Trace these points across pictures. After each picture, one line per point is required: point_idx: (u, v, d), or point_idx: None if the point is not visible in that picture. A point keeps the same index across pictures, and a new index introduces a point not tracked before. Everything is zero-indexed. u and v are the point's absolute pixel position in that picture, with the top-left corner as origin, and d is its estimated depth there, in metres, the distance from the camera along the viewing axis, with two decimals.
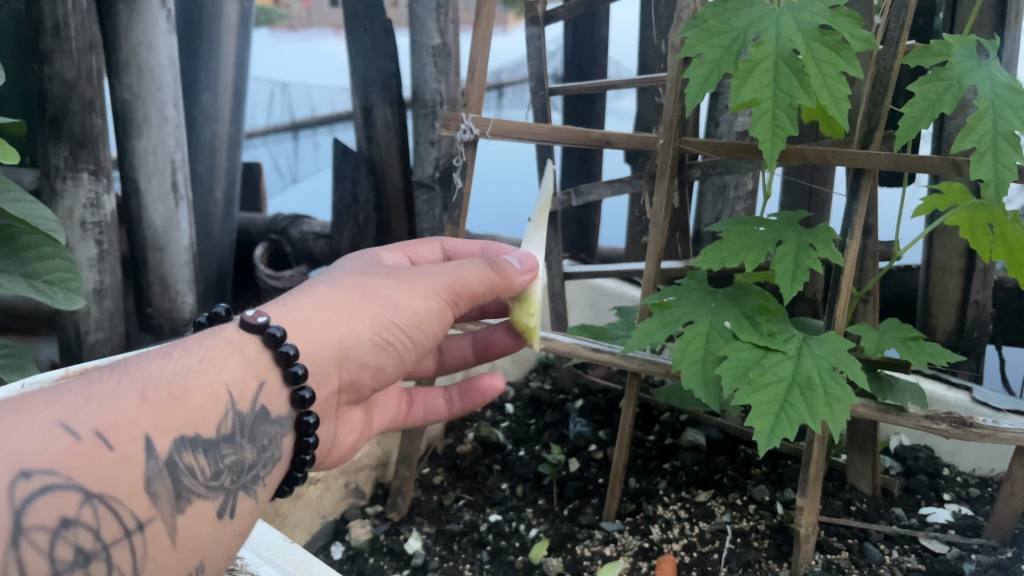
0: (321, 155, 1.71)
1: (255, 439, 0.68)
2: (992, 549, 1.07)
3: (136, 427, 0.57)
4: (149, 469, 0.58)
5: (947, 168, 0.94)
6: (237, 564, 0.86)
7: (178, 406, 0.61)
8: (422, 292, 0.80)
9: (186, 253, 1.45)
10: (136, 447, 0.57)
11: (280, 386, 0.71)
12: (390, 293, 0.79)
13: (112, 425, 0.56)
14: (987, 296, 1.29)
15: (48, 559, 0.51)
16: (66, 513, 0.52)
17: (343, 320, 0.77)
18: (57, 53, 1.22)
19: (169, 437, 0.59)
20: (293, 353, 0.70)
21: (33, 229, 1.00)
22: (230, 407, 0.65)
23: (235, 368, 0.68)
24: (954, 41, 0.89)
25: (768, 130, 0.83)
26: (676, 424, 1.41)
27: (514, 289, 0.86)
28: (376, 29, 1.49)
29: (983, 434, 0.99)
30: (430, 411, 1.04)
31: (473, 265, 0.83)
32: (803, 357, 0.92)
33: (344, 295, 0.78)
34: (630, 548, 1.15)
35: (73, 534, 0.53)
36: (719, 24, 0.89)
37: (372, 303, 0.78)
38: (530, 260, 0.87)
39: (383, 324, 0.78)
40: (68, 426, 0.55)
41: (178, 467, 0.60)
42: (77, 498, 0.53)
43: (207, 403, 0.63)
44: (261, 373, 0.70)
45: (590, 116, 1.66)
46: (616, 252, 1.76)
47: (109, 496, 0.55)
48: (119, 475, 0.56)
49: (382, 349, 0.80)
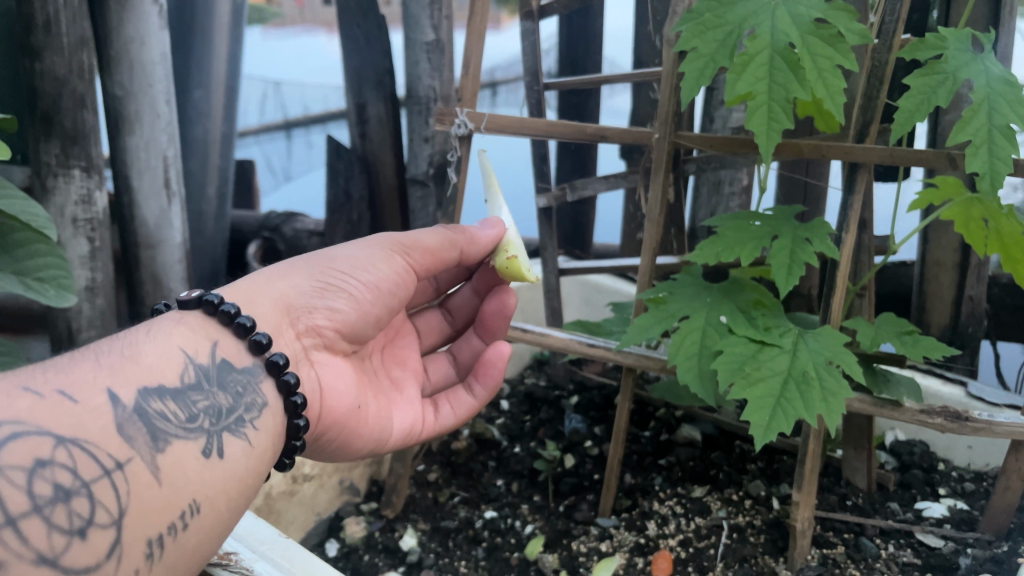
0: (313, 155, 1.68)
1: (226, 387, 0.73)
2: (988, 543, 1.07)
3: (97, 383, 0.63)
4: (119, 416, 0.62)
5: (943, 161, 0.94)
6: (231, 559, 0.84)
7: (133, 365, 0.67)
8: (362, 244, 0.92)
9: (179, 250, 1.44)
10: (99, 398, 0.62)
11: (235, 342, 0.77)
12: (328, 253, 0.91)
13: (72, 384, 0.61)
14: (982, 291, 1.29)
15: (28, 495, 0.53)
16: (39, 455, 0.55)
17: (284, 275, 0.88)
18: (48, 49, 1.21)
19: (132, 388, 0.65)
20: (235, 310, 0.78)
21: (23, 227, 0.99)
22: (188, 361, 0.72)
23: (183, 332, 0.74)
24: (949, 34, 0.89)
25: (763, 124, 0.83)
26: (672, 421, 1.41)
27: (475, 245, 0.96)
28: (369, 26, 1.48)
29: (978, 429, 0.99)
30: (456, 405, 1.09)
31: (430, 231, 0.96)
32: (798, 351, 0.91)
33: (285, 263, 0.90)
34: (626, 544, 1.14)
35: (51, 473, 0.55)
36: (714, 18, 0.88)
37: (310, 262, 0.90)
38: (492, 221, 0.97)
39: (320, 268, 0.89)
40: (29, 387, 0.59)
41: (148, 412, 0.64)
42: (49, 443, 0.56)
43: (162, 360, 0.69)
44: (212, 335, 0.76)
45: (585, 112, 1.66)
46: (610, 248, 1.74)
47: (82, 439, 0.58)
48: (89, 421, 0.60)
49: (327, 290, 0.88)
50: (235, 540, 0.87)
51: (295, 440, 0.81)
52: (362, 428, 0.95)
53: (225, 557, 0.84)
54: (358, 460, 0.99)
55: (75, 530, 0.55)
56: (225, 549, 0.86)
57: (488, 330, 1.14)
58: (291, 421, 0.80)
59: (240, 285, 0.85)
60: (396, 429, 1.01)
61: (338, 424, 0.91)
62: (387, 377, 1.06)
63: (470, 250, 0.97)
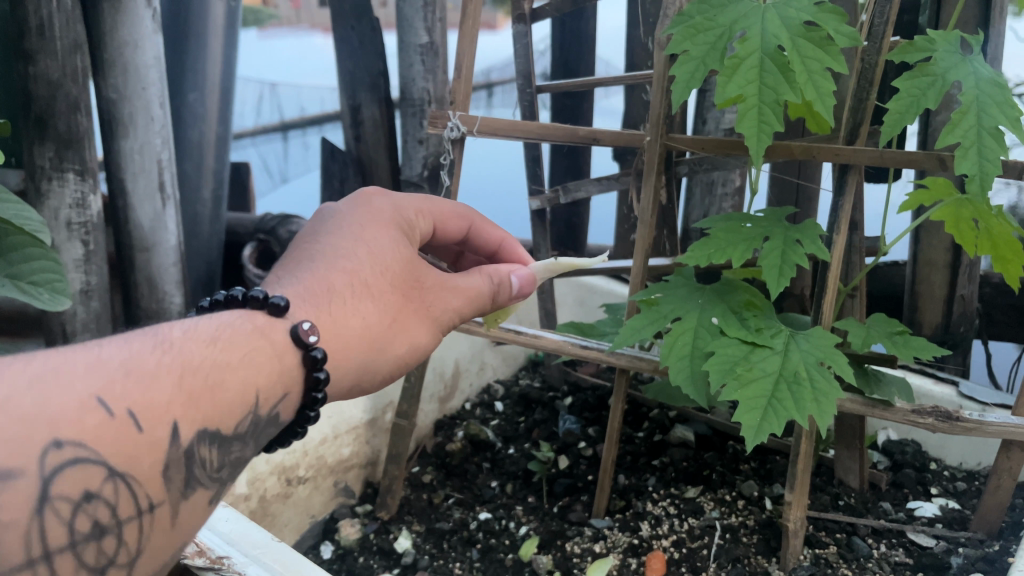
0: (310, 156, 1.71)
1: (261, 438, 0.65)
2: (979, 542, 1.07)
3: (168, 413, 0.54)
4: (170, 455, 0.55)
5: (933, 162, 0.95)
6: (223, 563, 0.85)
7: (209, 399, 0.58)
8: (434, 321, 0.84)
9: (174, 253, 1.44)
10: (163, 432, 0.54)
11: (298, 397, 0.69)
12: (416, 329, 0.81)
13: (147, 407, 0.53)
14: (973, 291, 1.31)
15: (67, 530, 0.49)
16: (88, 487, 0.50)
17: (376, 348, 0.77)
18: (42, 53, 1.22)
19: (195, 427, 0.57)
20: (324, 378, 0.69)
21: (17, 232, 0.99)
22: (253, 409, 0.63)
23: (271, 370, 0.65)
24: (937, 36, 0.89)
25: (754, 126, 0.83)
26: (665, 421, 1.42)
27: (500, 304, 0.93)
28: (363, 29, 1.50)
29: (969, 428, 0.99)
30: None
31: (480, 292, 0.88)
32: (789, 352, 0.92)
33: (383, 319, 0.77)
34: (620, 544, 1.15)
35: (93, 509, 0.50)
36: (704, 21, 0.88)
37: (401, 336, 0.80)
38: (527, 284, 0.92)
39: (402, 358, 0.81)
40: (104, 400, 0.51)
41: (193, 458, 0.57)
42: (101, 474, 0.50)
43: (235, 400, 0.60)
44: (288, 383, 0.67)
45: (578, 114, 1.67)
46: (605, 250, 1.77)
47: (131, 476, 0.52)
48: (143, 457, 0.53)
49: (387, 377, 0.82)
50: (227, 544, 0.88)
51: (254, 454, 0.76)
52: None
53: (217, 561, 0.84)
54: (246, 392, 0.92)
55: (98, 568, 0.51)
56: (217, 552, 0.86)
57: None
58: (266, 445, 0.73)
59: (337, 344, 0.72)
60: None
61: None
62: None
63: (492, 308, 0.93)
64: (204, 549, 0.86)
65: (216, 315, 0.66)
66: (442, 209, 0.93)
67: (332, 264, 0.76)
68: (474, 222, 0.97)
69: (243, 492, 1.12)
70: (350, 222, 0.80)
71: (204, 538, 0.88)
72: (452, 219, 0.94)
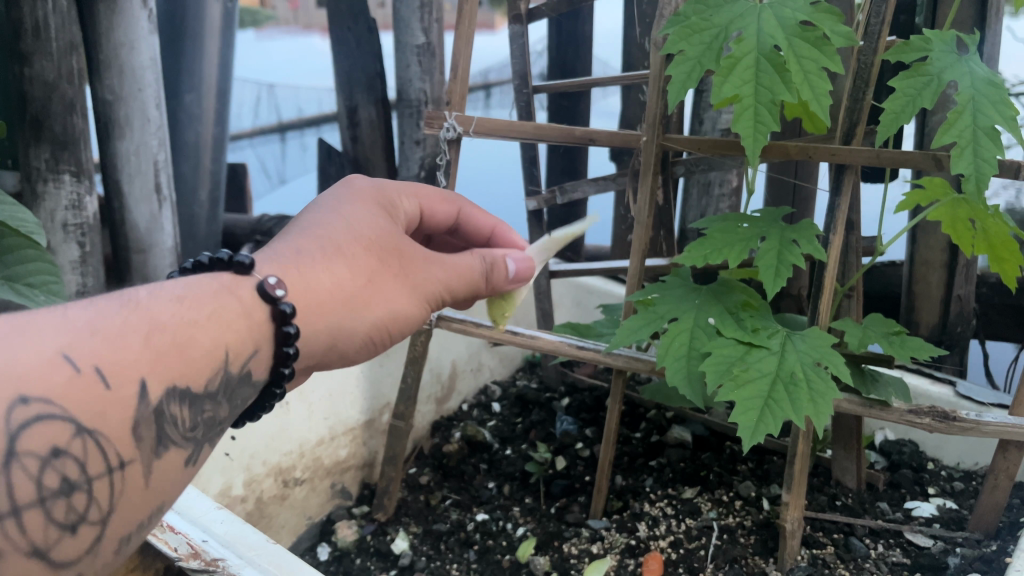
0: (308, 158, 1.71)
1: (234, 399, 0.65)
2: (977, 542, 1.07)
3: (135, 370, 0.54)
4: (139, 414, 0.55)
5: (929, 162, 0.94)
6: (218, 565, 0.84)
7: (177, 356, 0.58)
8: (415, 289, 0.82)
9: (170, 255, 1.45)
10: (131, 390, 0.54)
11: (270, 355, 0.68)
12: (396, 294, 0.80)
13: (113, 363, 0.53)
14: (971, 291, 1.30)
15: (35, 485, 0.49)
16: (56, 443, 0.49)
17: (350, 311, 0.75)
18: (38, 54, 1.21)
19: (164, 385, 0.56)
20: (294, 333, 0.68)
21: (12, 233, 0.99)
22: (222, 366, 0.62)
23: (240, 326, 0.64)
24: (933, 36, 0.89)
25: (750, 126, 0.83)
26: (662, 422, 1.42)
27: (496, 287, 0.92)
28: (360, 28, 1.49)
29: (966, 428, 0.99)
30: None
31: (469, 267, 0.87)
32: (786, 353, 0.92)
33: (358, 283, 0.76)
34: (617, 546, 1.14)
35: (61, 464, 0.50)
36: (699, 22, 0.88)
37: (378, 301, 0.78)
38: (523, 266, 0.93)
39: (380, 323, 0.79)
40: (70, 357, 0.51)
41: (164, 416, 0.57)
42: (69, 430, 0.50)
43: (202, 358, 0.60)
44: (257, 339, 0.66)
45: (575, 114, 1.66)
46: (602, 250, 1.77)
47: (100, 433, 0.52)
48: (111, 414, 0.53)
49: (366, 345, 0.80)
50: (223, 548, 0.87)
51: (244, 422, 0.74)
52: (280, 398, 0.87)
53: (213, 564, 0.84)
54: None
55: (68, 525, 0.51)
56: (213, 555, 0.86)
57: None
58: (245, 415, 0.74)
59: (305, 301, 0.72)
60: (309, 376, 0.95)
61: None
62: None
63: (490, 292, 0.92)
64: (199, 552, 0.86)
65: (185, 276, 0.66)
66: (429, 193, 0.93)
67: (308, 232, 0.77)
68: (463, 209, 0.98)
69: (239, 494, 1.12)
70: (331, 200, 0.82)
71: (200, 542, 0.87)
72: (441, 204, 0.94)
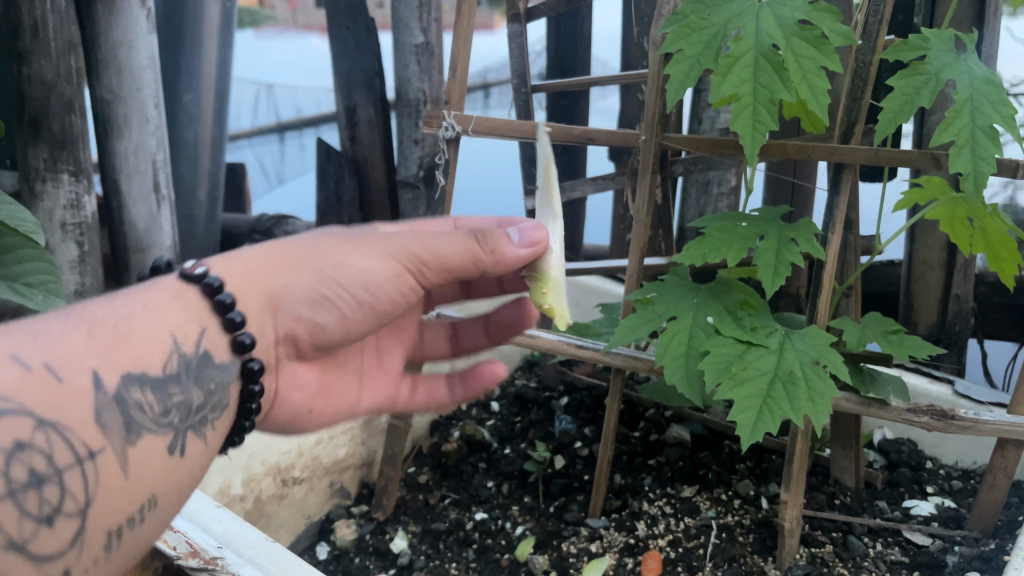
0: (306, 157, 1.70)
1: (202, 381, 0.69)
2: (975, 541, 1.07)
3: (84, 362, 0.59)
4: (99, 402, 0.59)
5: (927, 161, 0.94)
6: (217, 564, 0.85)
7: (124, 347, 0.63)
8: (373, 253, 0.78)
9: (168, 254, 1.44)
10: (84, 380, 0.59)
11: (221, 332, 0.72)
12: (340, 252, 0.78)
13: (62, 358, 0.58)
14: (969, 290, 1.31)
15: (4, 478, 0.51)
16: (18, 437, 0.52)
17: (283, 272, 0.77)
18: (36, 53, 1.21)
19: (117, 372, 0.61)
20: (229, 301, 0.72)
21: (11, 232, 0.98)
22: (174, 349, 0.67)
23: (177, 313, 0.69)
24: (931, 35, 0.90)
25: (748, 125, 0.83)
26: (661, 421, 1.42)
27: (502, 263, 0.78)
28: (358, 28, 1.49)
29: (964, 427, 0.99)
30: (432, 398, 0.99)
31: (456, 233, 0.78)
32: (785, 352, 0.92)
33: (293, 250, 0.79)
34: (616, 544, 1.14)
35: (28, 457, 0.53)
36: (698, 21, 0.88)
37: (315, 259, 0.78)
38: (532, 235, 0.80)
39: (319, 277, 0.77)
40: (19, 358, 0.56)
41: (126, 402, 0.61)
42: (30, 424, 0.54)
43: (151, 344, 0.65)
44: (200, 321, 0.71)
45: (574, 114, 1.66)
46: (601, 250, 1.77)
47: (61, 424, 0.56)
48: (69, 405, 0.57)
49: (319, 305, 0.78)
50: (222, 546, 0.87)
51: (245, 421, 0.76)
52: (323, 414, 0.91)
53: (212, 562, 0.84)
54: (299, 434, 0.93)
55: (43, 518, 0.53)
56: (211, 553, 0.86)
57: (498, 332, 1.04)
58: (238, 420, 0.76)
59: (239, 266, 0.76)
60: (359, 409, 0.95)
61: (282, 423, 0.89)
62: (372, 351, 0.98)
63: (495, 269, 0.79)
64: (198, 550, 0.86)
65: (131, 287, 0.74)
66: None
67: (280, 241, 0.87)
68: None
69: (238, 493, 1.12)
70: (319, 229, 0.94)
71: (199, 540, 0.87)
72: None
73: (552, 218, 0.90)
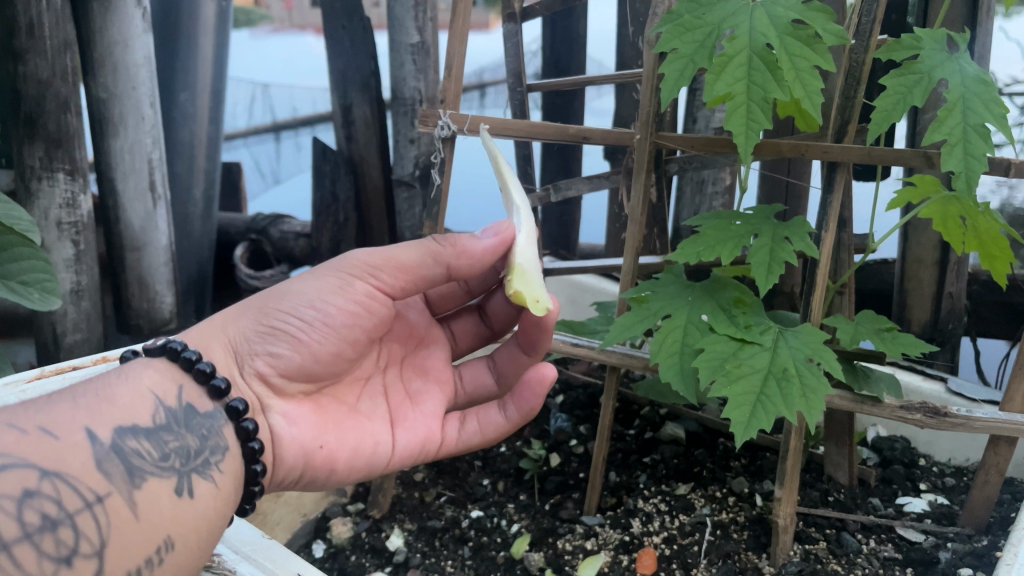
0: (302, 156, 1.72)
1: (192, 429, 0.76)
2: (968, 537, 1.08)
3: (75, 422, 0.66)
4: (97, 453, 0.66)
5: (919, 160, 0.94)
6: (214, 560, 0.84)
7: (108, 407, 0.70)
8: (316, 278, 0.89)
9: (164, 253, 1.46)
10: (77, 436, 0.66)
11: (199, 388, 0.79)
12: (283, 288, 0.89)
13: (54, 422, 0.65)
14: (961, 288, 1.32)
15: (18, 523, 0.58)
16: (27, 485, 0.59)
17: (230, 321, 0.88)
18: (31, 52, 1.19)
19: (109, 427, 0.68)
20: (195, 356, 0.79)
21: (6, 231, 0.98)
22: (157, 404, 0.74)
23: (152, 376, 0.77)
24: (923, 35, 0.90)
25: (742, 124, 0.83)
26: (655, 419, 1.43)
27: (464, 255, 0.88)
28: (354, 27, 1.49)
29: (957, 423, 1.00)
30: (484, 423, 1.03)
31: (406, 244, 0.89)
32: (779, 349, 0.92)
33: (245, 301, 0.91)
34: (611, 541, 1.15)
35: (39, 503, 0.59)
36: (692, 20, 0.89)
37: (262, 301, 0.89)
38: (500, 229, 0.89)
39: (263, 311, 0.88)
40: (15, 423, 0.63)
41: (123, 450, 0.68)
42: (35, 475, 0.60)
43: (135, 401, 0.72)
44: (177, 379, 0.78)
45: (569, 112, 1.68)
46: (596, 248, 1.79)
47: (66, 474, 0.62)
48: (69, 458, 0.64)
49: (271, 333, 0.87)
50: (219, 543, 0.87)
51: (255, 465, 0.81)
52: (342, 452, 0.92)
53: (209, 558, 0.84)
54: (333, 487, 0.95)
55: (63, 558, 0.59)
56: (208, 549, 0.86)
57: (529, 343, 1.05)
58: (249, 466, 0.81)
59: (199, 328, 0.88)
60: (399, 448, 0.98)
61: (300, 467, 0.89)
62: (403, 392, 1.03)
63: (457, 262, 0.89)
64: None
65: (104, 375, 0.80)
66: None
67: None
68: None
69: None
70: None
71: None
72: None
73: (515, 209, 0.94)
